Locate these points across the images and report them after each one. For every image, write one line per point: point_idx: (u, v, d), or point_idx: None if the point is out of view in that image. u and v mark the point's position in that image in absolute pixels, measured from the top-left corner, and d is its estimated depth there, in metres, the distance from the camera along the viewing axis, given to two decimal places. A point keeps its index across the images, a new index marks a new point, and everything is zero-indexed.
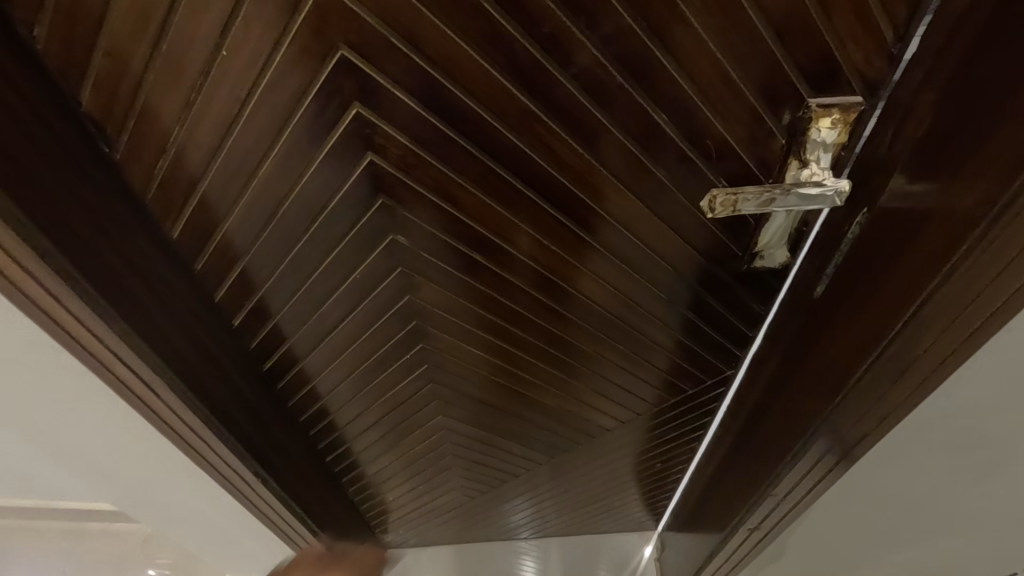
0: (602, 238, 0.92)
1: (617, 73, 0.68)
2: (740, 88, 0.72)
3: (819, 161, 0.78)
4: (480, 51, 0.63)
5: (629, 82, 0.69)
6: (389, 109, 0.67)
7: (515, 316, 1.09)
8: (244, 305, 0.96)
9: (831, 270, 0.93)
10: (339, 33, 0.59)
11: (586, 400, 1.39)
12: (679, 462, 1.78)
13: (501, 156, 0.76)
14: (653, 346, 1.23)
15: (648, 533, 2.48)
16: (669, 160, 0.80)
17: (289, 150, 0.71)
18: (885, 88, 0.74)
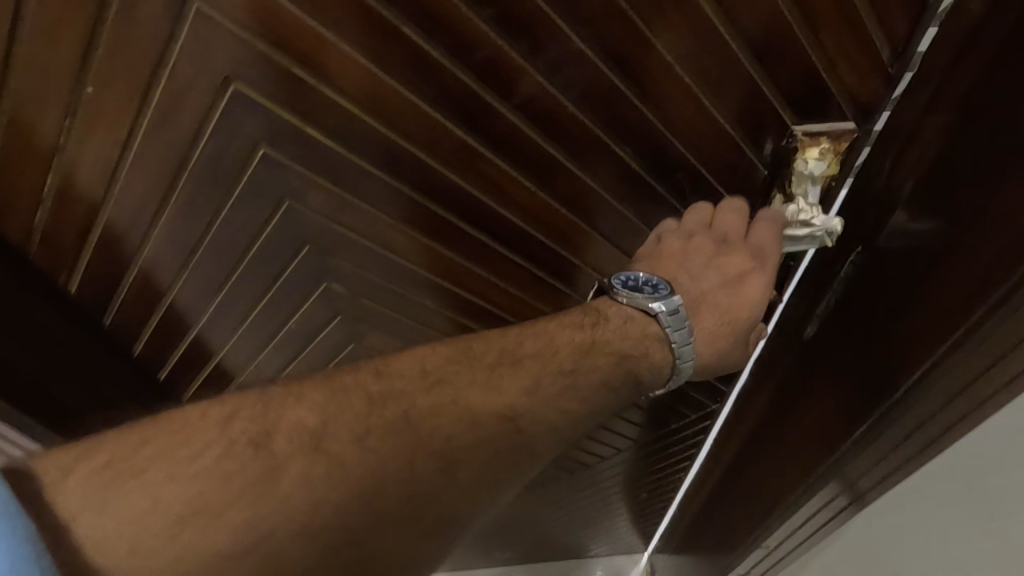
0: (563, 276, 0.79)
1: (567, 103, 0.57)
2: (713, 115, 0.61)
3: (806, 195, 0.66)
4: (405, 80, 0.52)
5: (584, 113, 0.59)
6: (300, 147, 0.56)
7: None
8: (171, 367, 0.80)
9: (824, 310, 0.76)
10: (226, 65, 0.48)
11: None
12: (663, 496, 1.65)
13: (440, 198, 0.63)
14: None
15: (638, 555, 2.38)
16: (634, 198, 0.69)
17: (191, 195, 0.57)
18: (879, 115, 0.64)
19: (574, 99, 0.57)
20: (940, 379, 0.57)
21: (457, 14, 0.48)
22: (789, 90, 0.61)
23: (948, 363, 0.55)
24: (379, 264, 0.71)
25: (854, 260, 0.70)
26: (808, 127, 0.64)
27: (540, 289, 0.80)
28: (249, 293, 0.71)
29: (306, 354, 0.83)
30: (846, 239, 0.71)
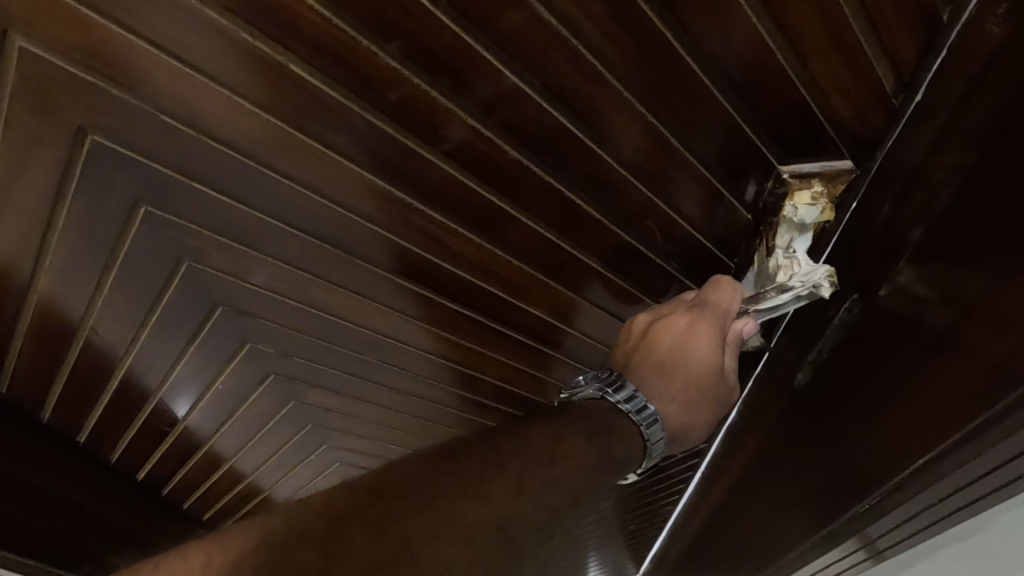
0: (525, 329, 0.73)
1: (507, 146, 0.51)
2: (684, 154, 0.56)
3: (793, 244, 0.63)
4: (307, 128, 0.46)
5: (522, 160, 0.53)
6: (189, 203, 0.49)
7: (443, 418, 0.88)
8: (82, 428, 0.72)
9: (815, 354, 0.71)
10: (78, 113, 0.41)
11: None
12: (649, 529, 1.55)
13: (367, 251, 0.57)
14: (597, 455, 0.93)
15: None
16: (596, 245, 0.63)
17: (68, 260, 0.50)
18: (880, 151, 0.59)
19: (517, 141, 0.51)
20: (937, 463, 0.53)
21: (364, 48, 0.42)
22: (768, 121, 0.55)
23: (950, 452, 0.52)
24: (309, 319, 0.64)
25: (848, 306, 0.65)
26: (798, 168, 0.60)
27: (499, 341, 0.74)
28: (163, 354, 0.64)
29: (244, 408, 0.77)
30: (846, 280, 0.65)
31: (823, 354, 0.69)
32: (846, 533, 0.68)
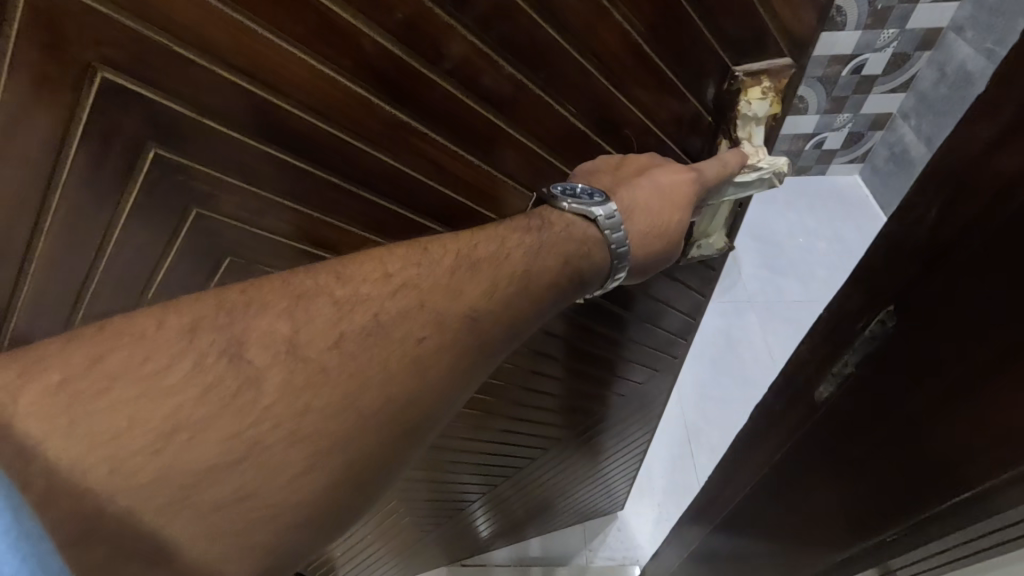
0: None
1: (500, 60, 0.62)
2: (646, 54, 0.72)
3: (751, 136, 0.86)
4: (320, 55, 0.52)
5: (523, 75, 0.65)
6: (200, 144, 0.51)
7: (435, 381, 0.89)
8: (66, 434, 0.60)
9: (839, 369, 0.61)
10: (85, 47, 0.42)
11: (509, 421, 1.11)
12: (624, 455, 1.60)
13: (372, 181, 0.63)
14: (558, 340, 0.99)
15: None
16: (576, 156, 0.77)
17: (69, 214, 0.47)
18: (809, 49, 0.82)
19: (507, 58, 0.62)
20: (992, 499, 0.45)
21: None
22: (727, 29, 0.75)
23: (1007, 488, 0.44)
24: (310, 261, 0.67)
25: (881, 320, 0.55)
26: (748, 68, 0.80)
27: None
28: None
29: None
30: (879, 289, 0.55)
31: (853, 374, 0.58)
32: (867, 561, 0.61)
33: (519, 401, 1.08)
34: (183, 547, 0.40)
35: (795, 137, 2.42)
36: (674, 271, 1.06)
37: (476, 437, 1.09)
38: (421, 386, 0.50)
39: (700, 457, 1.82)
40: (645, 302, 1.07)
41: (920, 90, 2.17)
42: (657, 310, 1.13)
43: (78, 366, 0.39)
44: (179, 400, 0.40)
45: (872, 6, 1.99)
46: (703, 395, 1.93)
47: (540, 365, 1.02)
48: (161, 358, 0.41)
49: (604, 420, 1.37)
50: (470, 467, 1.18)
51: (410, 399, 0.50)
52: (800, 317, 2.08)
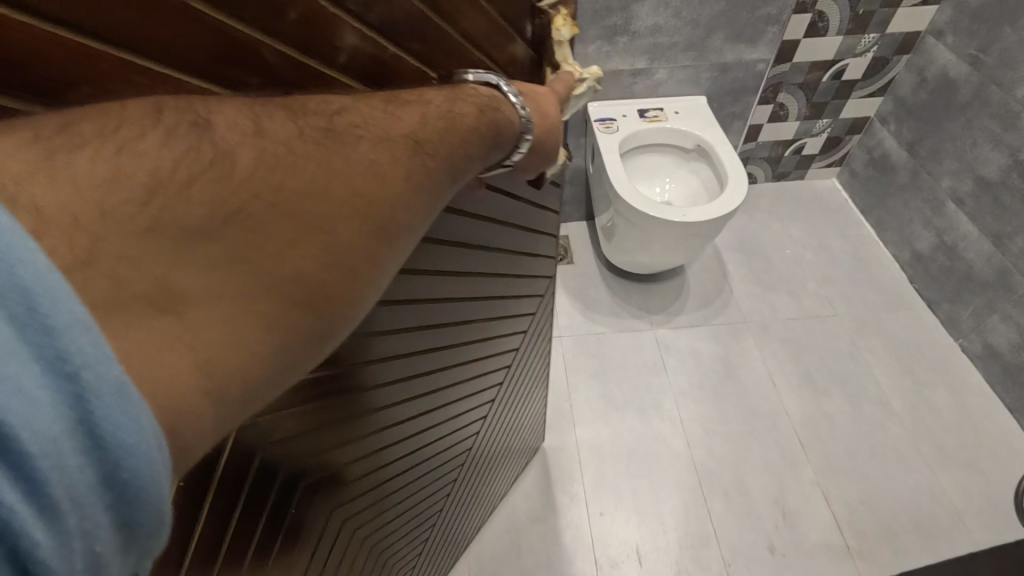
0: (450, 269, 0.68)
1: (385, 45, 0.49)
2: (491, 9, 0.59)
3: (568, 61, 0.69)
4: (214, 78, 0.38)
5: (404, 52, 0.51)
6: None
7: (385, 423, 0.74)
8: None
9: None
10: None
11: (448, 415, 0.93)
12: (538, 394, 1.51)
13: None
14: (481, 305, 0.83)
15: None
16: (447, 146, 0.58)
17: None
18: None
19: (391, 38, 0.49)
20: None
21: None
22: None
23: None
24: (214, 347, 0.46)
25: None
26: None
27: (435, 285, 0.66)
28: None
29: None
30: None
31: None
32: None
33: (417, 397, 0.79)
34: (194, 302, 0.29)
35: (777, 144, 2.37)
36: (531, 197, 0.85)
37: (377, 466, 0.79)
38: (394, 185, 0.38)
39: (714, 502, 1.62)
40: (517, 229, 0.84)
41: (899, 94, 2.15)
42: (528, 236, 0.91)
43: (41, 125, 0.28)
44: (156, 162, 0.30)
45: (855, 11, 1.92)
46: (708, 431, 1.76)
47: (433, 340, 0.74)
48: (133, 128, 0.30)
49: (527, 370, 1.26)
50: (421, 485, 0.98)
51: (384, 198, 0.38)
52: (799, 335, 2.00)
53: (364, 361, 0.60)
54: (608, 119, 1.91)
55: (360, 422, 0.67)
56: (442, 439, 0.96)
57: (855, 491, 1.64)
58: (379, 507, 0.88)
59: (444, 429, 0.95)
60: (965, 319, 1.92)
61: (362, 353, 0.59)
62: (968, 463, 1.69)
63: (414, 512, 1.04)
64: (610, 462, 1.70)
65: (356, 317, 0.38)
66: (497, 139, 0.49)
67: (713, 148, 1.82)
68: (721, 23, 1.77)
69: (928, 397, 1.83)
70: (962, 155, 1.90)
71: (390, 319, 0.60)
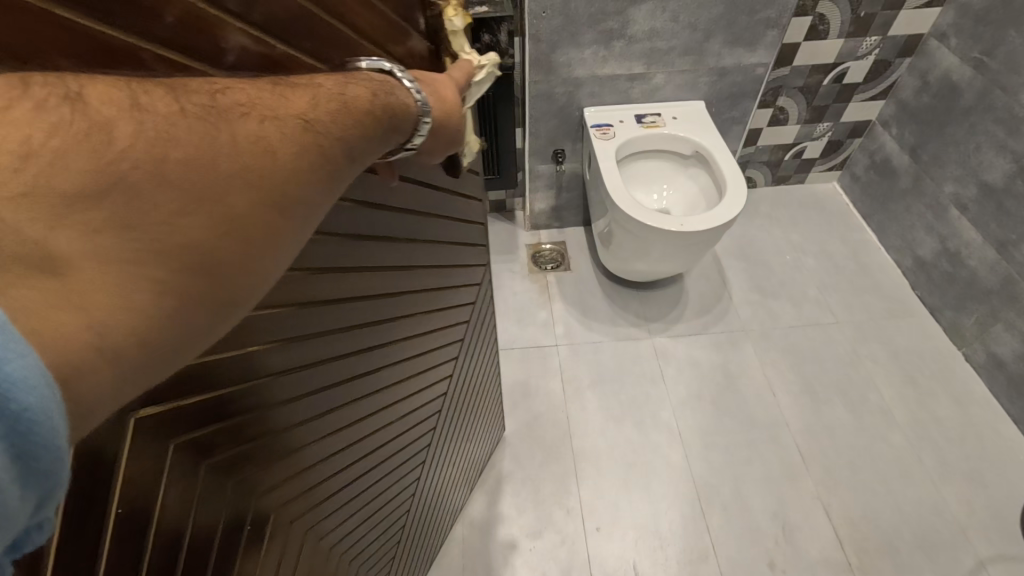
0: (369, 265, 0.65)
1: (275, 45, 0.45)
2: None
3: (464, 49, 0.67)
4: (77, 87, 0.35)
5: (297, 52, 0.48)
6: None
7: (333, 428, 0.72)
8: None
9: None
10: None
11: (400, 412, 0.91)
12: (489, 387, 1.49)
13: None
14: (414, 297, 0.81)
15: None
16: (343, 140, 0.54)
17: None
18: None
19: (281, 38, 0.46)
20: None
21: None
22: None
23: None
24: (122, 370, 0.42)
25: None
26: None
27: (357, 281, 0.64)
28: None
29: None
30: None
31: None
32: None
33: (366, 396, 0.78)
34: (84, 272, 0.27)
35: (776, 148, 2.34)
36: (445, 182, 0.83)
37: (335, 474, 0.77)
38: (288, 161, 0.37)
39: (712, 516, 1.59)
40: (446, 219, 0.87)
41: (901, 98, 2.11)
42: (458, 223, 0.93)
43: None
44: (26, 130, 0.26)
45: (856, 14, 1.89)
46: (707, 443, 1.73)
47: (374, 338, 0.73)
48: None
49: (474, 360, 1.25)
50: (385, 486, 0.97)
51: (279, 173, 0.37)
52: (799, 343, 1.97)
53: (299, 364, 0.60)
54: (604, 125, 1.88)
55: (307, 428, 0.66)
56: (400, 438, 0.95)
57: (856, 504, 1.61)
58: (342, 518, 0.86)
59: (400, 427, 0.93)
60: (969, 327, 1.89)
61: (297, 355, 0.58)
62: (971, 475, 1.66)
63: (382, 515, 1.02)
64: (607, 476, 1.67)
65: (255, 290, 0.38)
66: (394, 127, 0.48)
67: (711, 155, 1.79)
68: (719, 27, 1.73)
69: (930, 408, 1.80)
70: (965, 160, 1.87)
71: (310, 319, 0.58)
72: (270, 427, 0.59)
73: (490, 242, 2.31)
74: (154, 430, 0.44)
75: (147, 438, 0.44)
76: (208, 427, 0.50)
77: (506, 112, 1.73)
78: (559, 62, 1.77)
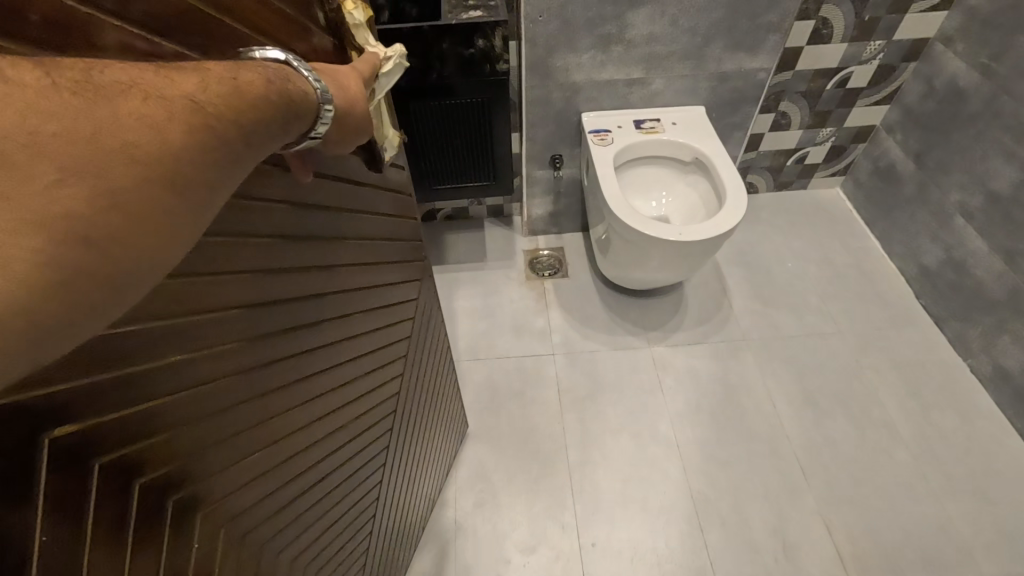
0: (281, 264, 0.63)
1: (160, 42, 0.43)
2: None
3: (367, 42, 0.71)
4: None
5: (186, 48, 0.46)
6: None
7: (277, 437, 0.69)
8: None
9: None
10: None
11: (350, 414, 0.89)
12: (445, 385, 1.47)
13: None
14: (344, 295, 0.80)
15: None
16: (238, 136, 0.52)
17: None
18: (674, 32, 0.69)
19: (166, 35, 0.44)
20: None
21: None
22: None
23: None
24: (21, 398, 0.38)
25: None
26: None
27: (270, 282, 0.61)
28: None
29: None
30: None
31: None
32: None
33: (310, 401, 0.76)
34: None
35: (778, 153, 2.30)
36: (359, 174, 0.81)
37: (287, 485, 0.75)
38: (180, 140, 0.35)
39: (710, 533, 1.56)
40: (371, 218, 0.87)
41: (906, 103, 2.07)
42: (385, 221, 0.93)
43: None
44: None
45: (860, 17, 1.85)
46: (705, 456, 1.70)
47: (308, 341, 0.72)
48: None
49: (423, 357, 1.24)
50: (344, 492, 0.94)
51: (170, 150, 0.34)
52: (800, 353, 1.93)
53: (228, 373, 0.57)
54: (602, 130, 1.84)
55: (250, 436, 0.64)
56: (354, 442, 0.93)
57: (858, 521, 1.57)
58: (303, 530, 0.83)
59: (352, 431, 0.92)
60: (974, 338, 1.84)
61: (222, 363, 0.56)
62: (976, 492, 1.62)
63: (348, 522, 1.00)
64: (603, 490, 1.64)
65: (146, 280, 0.35)
66: (294, 116, 0.46)
67: (711, 162, 1.75)
68: (719, 31, 1.69)
69: (935, 421, 1.76)
70: (971, 168, 1.83)
71: (226, 325, 0.55)
72: (210, 440, 0.57)
73: (487, 248, 2.28)
74: (67, 457, 0.41)
75: (63, 464, 0.41)
76: (132, 448, 0.47)
77: (501, 121, 1.69)
78: (556, 66, 1.73)
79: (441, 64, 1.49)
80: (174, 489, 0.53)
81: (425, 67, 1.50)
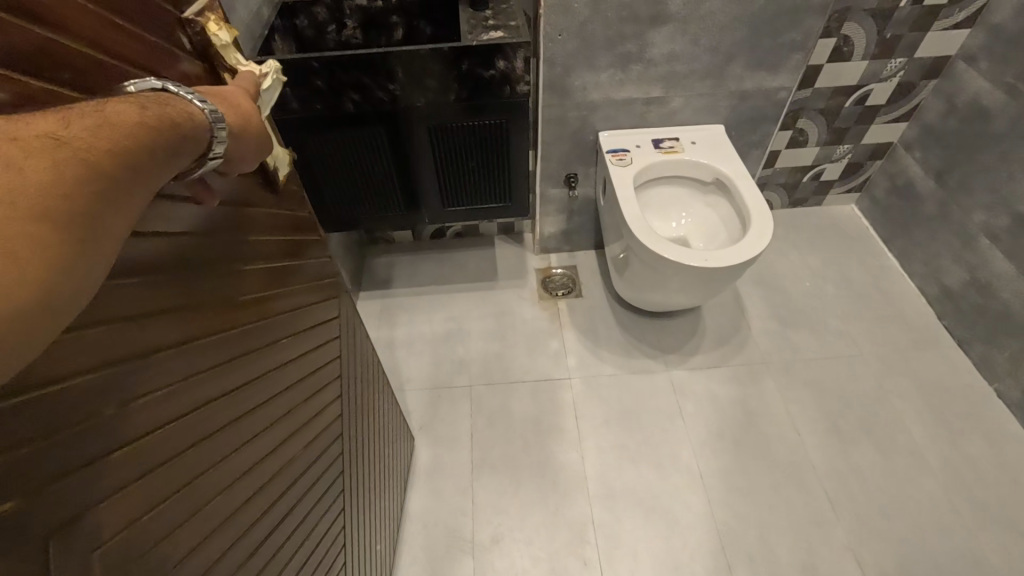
0: (199, 298, 0.59)
1: (28, 80, 0.39)
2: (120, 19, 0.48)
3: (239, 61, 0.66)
4: None
5: (56, 84, 0.41)
6: None
7: (238, 474, 0.65)
8: None
9: None
10: None
11: (301, 442, 0.85)
12: (384, 401, 1.42)
13: None
14: (269, 322, 0.75)
15: None
16: None
17: None
18: None
19: (30, 72, 0.39)
20: None
21: None
22: None
23: None
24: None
25: None
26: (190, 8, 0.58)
27: (193, 317, 0.57)
28: None
29: None
30: None
31: None
32: None
33: (260, 433, 0.72)
34: None
35: (795, 170, 2.26)
36: (260, 195, 0.77)
37: (258, 524, 0.70)
38: (40, 172, 0.33)
39: (739, 568, 1.50)
40: (278, 239, 0.82)
41: (925, 121, 2.04)
42: (295, 242, 0.89)
43: None
44: None
45: (882, 36, 1.81)
46: (730, 487, 1.64)
47: (244, 372, 0.68)
48: None
49: (356, 376, 1.19)
50: (313, 524, 0.90)
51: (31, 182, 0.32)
52: (822, 377, 1.89)
53: (171, 417, 0.53)
54: (620, 150, 1.80)
55: (212, 477, 0.60)
56: (311, 471, 0.89)
57: (890, 556, 1.52)
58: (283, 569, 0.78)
59: (308, 458, 0.88)
60: (1001, 362, 1.80)
61: (162, 407, 0.52)
62: (1009, 525, 1.57)
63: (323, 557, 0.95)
64: (625, 524, 1.58)
65: (45, 328, 0.33)
66: (183, 141, 0.44)
67: (734, 184, 1.71)
68: (741, 50, 1.66)
69: (963, 447, 1.71)
70: (997, 188, 1.79)
71: (159, 366, 0.51)
72: (172, 488, 0.53)
73: (499, 266, 2.23)
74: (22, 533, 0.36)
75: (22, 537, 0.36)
76: (94, 508, 0.43)
77: (517, 144, 1.65)
78: (573, 85, 1.69)
79: (459, 86, 1.45)
80: (145, 545, 0.48)
81: (444, 89, 1.46)
